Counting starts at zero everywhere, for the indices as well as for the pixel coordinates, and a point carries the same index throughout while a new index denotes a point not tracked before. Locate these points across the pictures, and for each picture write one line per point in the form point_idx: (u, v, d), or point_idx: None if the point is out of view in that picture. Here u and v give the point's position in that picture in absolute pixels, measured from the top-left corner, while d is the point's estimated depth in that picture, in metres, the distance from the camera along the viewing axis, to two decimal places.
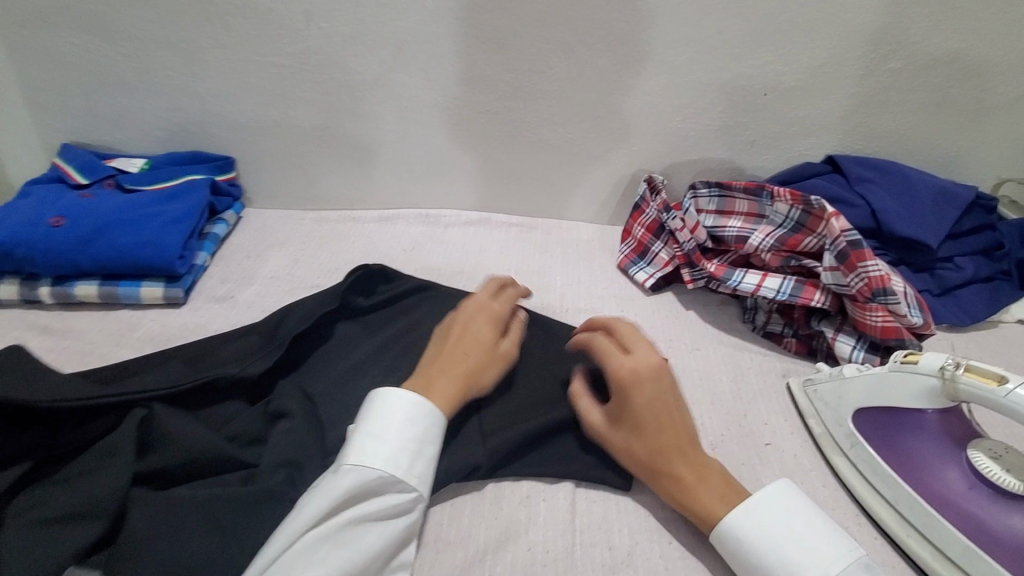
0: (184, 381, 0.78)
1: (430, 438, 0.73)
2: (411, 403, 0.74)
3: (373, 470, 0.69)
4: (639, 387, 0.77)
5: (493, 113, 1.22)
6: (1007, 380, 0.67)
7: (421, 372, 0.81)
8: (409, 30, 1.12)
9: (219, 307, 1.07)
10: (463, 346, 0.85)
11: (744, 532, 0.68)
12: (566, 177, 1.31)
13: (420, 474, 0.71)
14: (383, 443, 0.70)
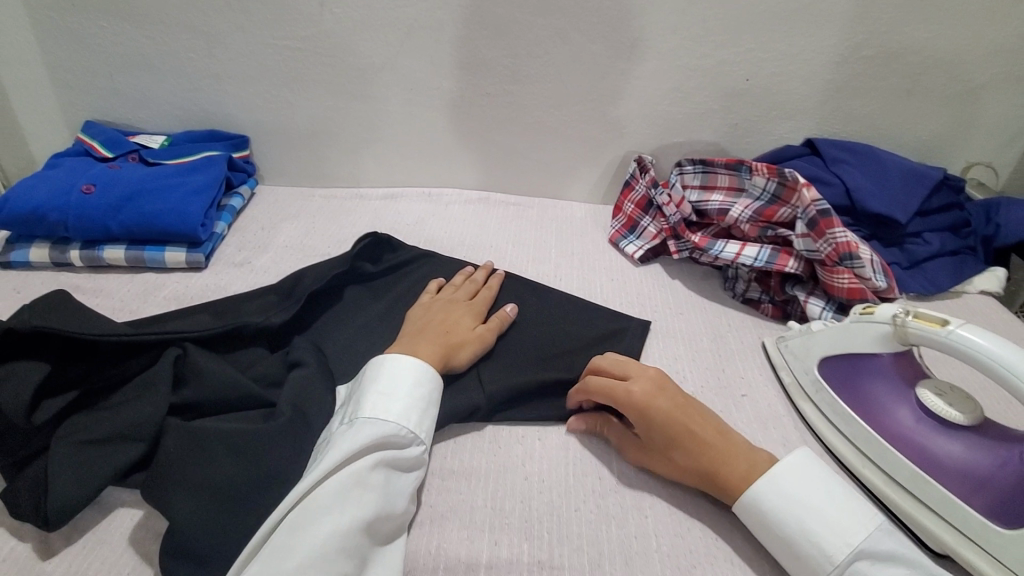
0: (212, 328, 0.86)
1: (432, 394, 0.79)
2: (414, 368, 0.80)
3: (389, 424, 0.73)
4: (656, 400, 0.79)
5: (493, 95, 1.30)
6: (950, 323, 0.76)
7: (403, 341, 0.88)
8: (417, 16, 1.20)
9: (237, 272, 1.15)
10: (443, 324, 0.92)
11: (763, 495, 0.71)
12: (562, 157, 1.39)
13: (427, 429, 0.77)
14: (393, 400, 0.75)
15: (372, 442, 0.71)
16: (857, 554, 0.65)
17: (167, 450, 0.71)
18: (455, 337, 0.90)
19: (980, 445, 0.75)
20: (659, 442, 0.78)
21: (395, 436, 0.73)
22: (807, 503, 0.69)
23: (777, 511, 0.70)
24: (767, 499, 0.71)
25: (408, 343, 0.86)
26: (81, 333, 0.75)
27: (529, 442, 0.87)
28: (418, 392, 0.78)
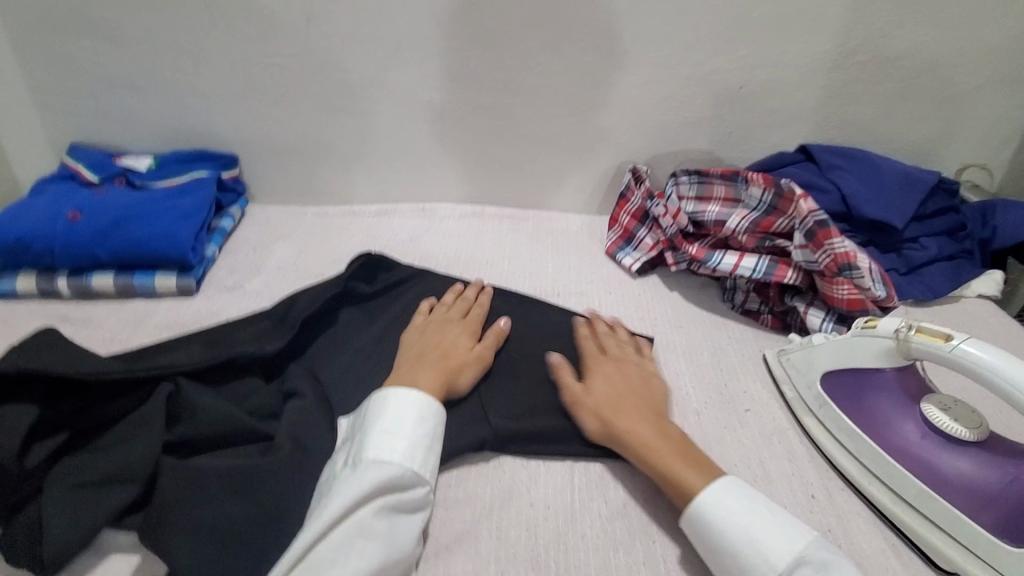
0: (207, 360, 0.84)
1: (434, 426, 0.78)
2: (415, 402, 0.78)
3: (391, 465, 0.72)
4: (635, 376, 0.90)
5: (485, 108, 1.28)
6: (953, 337, 0.75)
7: (402, 370, 0.86)
8: (407, 30, 1.19)
9: (230, 297, 1.13)
10: (441, 348, 0.91)
11: (712, 503, 0.70)
12: (555, 170, 1.38)
13: (431, 467, 0.76)
14: (394, 439, 0.74)
15: (376, 487, 0.69)
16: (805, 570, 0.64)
17: (164, 491, 0.69)
18: (455, 361, 0.89)
19: (987, 461, 0.74)
20: (611, 400, 0.85)
21: (397, 477, 0.72)
22: (755, 515, 0.69)
23: (726, 523, 0.69)
24: (717, 510, 0.70)
25: (406, 373, 0.85)
26: (72, 372, 0.73)
27: (532, 466, 0.85)
28: (420, 427, 0.77)
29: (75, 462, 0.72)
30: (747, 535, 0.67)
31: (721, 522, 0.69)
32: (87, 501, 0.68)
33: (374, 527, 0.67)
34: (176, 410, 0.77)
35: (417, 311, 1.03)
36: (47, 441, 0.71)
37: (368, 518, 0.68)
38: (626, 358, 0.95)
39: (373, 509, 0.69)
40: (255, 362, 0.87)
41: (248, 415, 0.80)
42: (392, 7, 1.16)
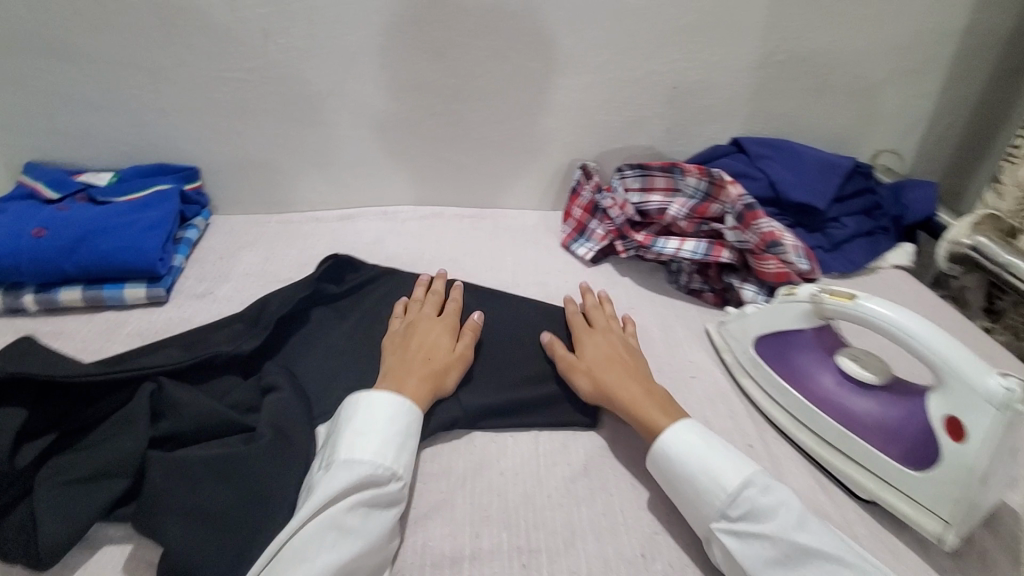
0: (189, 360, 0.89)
1: (407, 426, 0.81)
2: (386, 402, 0.82)
3: (360, 461, 0.76)
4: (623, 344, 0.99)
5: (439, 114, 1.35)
6: (856, 296, 0.86)
7: (387, 377, 0.88)
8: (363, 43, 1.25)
9: (199, 305, 1.16)
10: (422, 351, 0.93)
11: (676, 439, 0.80)
12: (510, 170, 1.46)
13: (404, 463, 0.78)
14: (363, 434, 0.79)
15: (343, 480, 0.73)
16: (751, 490, 0.73)
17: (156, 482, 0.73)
18: (436, 364, 0.91)
19: (889, 400, 0.86)
20: (600, 363, 0.94)
21: (365, 471, 0.75)
22: (711, 445, 0.79)
23: (686, 452, 0.78)
24: (680, 447, 0.79)
25: (392, 380, 0.87)
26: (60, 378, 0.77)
27: (501, 439, 0.92)
28: (390, 425, 0.80)
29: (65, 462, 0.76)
30: (704, 460, 0.77)
31: (685, 453, 0.78)
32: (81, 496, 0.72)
33: (339, 516, 0.70)
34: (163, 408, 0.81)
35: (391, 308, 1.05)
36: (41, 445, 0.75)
37: (337, 508, 0.71)
38: (613, 329, 1.03)
39: (342, 500, 0.72)
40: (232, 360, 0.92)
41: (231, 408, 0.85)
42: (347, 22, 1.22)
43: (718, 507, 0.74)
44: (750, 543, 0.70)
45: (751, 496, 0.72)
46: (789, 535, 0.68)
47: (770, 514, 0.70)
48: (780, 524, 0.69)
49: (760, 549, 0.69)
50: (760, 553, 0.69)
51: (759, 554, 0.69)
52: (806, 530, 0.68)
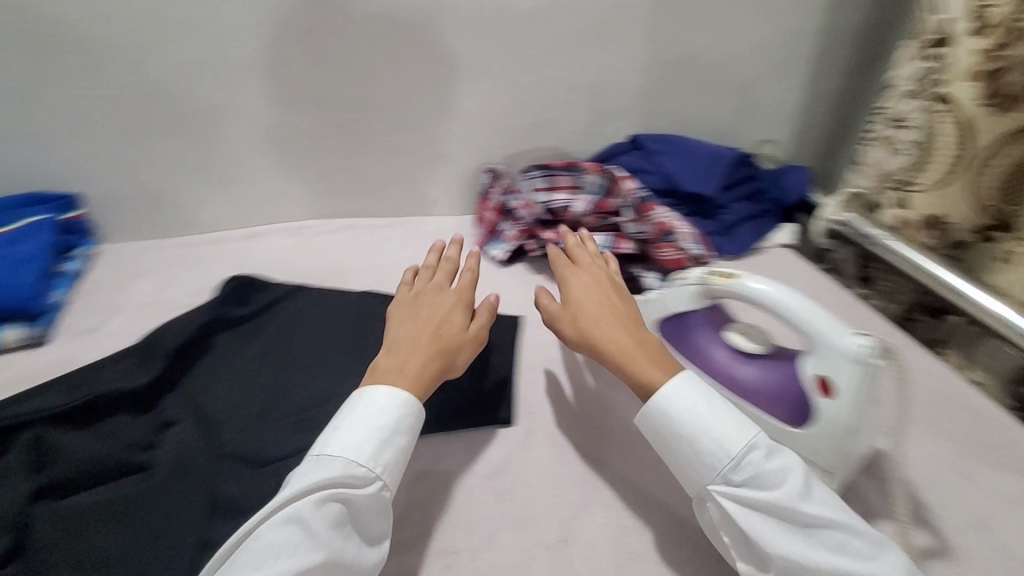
0: (69, 399, 0.85)
1: (408, 415, 0.74)
2: (385, 393, 0.74)
3: (338, 460, 0.68)
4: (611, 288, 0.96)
5: (336, 119, 1.32)
6: (735, 274, 0.94)
7: (387, 363, 0.80)
8: (253, 54, 1.21)
9: (91, 340, 1.09)
10: (428, 330, 0.85)
11: (674, 398, 0.78)
12: (417, 177, 1.46)
13: (386, 461, 0.71)
14: (347, 430, 0.71)
15: (329, 493, 0.66)
16: (756, 456, 0.73)
17: (56, 542, 0.71)
18: (449, 341, 0.85)
19: (771, 366, 0.94)
20: (592, 312, 0.91)
21: (347, 474, 0.68)
22: (717, 408, 0.76)
23: (687, 416, 0.76)
24: (682, 402, 0.77)
25: (391, 368, 0.79)
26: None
27: (423, 445, 0.92)
28: (385, 418, 0.72)
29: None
30: (710, 428, 0.75)
31: (682, 416, 0.77)
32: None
33: (328, 534, 0.64)
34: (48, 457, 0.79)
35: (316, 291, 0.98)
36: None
37: (320, 523, 0.64)
38: (598, 266, 1.01)
39: (326, 513, 0.65)
40: (120, 395, 0.87)
41: (123, 444, 0.82)
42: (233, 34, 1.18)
43: (720, 472, 0.73)
44: (756, 513, 0.71)
45: (756, 464, 0.72)
46: (795, 506, 0.69)
47: (780, 485, 0.71)
48: (790, 495, 0.70)
49: (765, 520, 0.71)
50: (766, 523, 0.70)
51: (764, 521, 0.71)
52: (811, 501, 0.70)
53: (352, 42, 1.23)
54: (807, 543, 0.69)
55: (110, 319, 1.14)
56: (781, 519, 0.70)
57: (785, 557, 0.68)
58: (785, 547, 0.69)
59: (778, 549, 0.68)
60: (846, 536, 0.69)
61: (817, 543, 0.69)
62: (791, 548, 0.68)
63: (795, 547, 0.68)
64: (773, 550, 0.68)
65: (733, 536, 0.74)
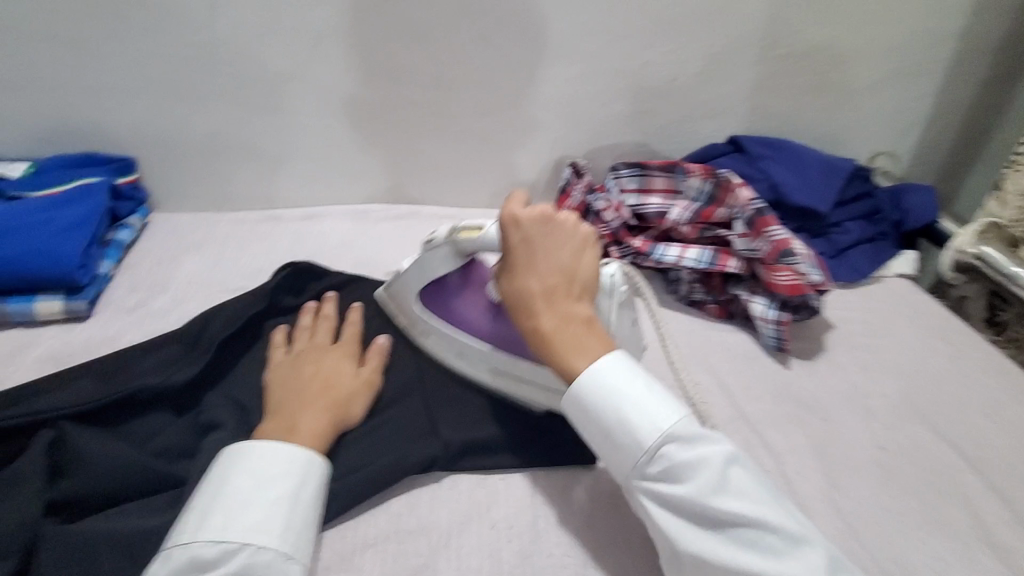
0: (321, 288, 0.54)
1: (319, 464, 0.34)
2: (232, 463, 0.32)
3: (177, 554, 0.29)
4: (559, 297, 0.39)
5: (739, 121, 0.74)
6: None
7: (534, 333, 0.39)
8: (633, 89, 0.69)
9: (291, 229, 0.69)
10: (569, 269, 0.40)
11: (583, 402, 0.36)
12: (822, 143, 0.78)
13: (267, 525, 0.30)
14: (192, 510, 0.30)
15: (214, 574, 0.28)
16: (673, 446, 0.33)
17: (199, 460, 0.37)
18: (581, 274, 0.40)
19: None
20: (547, 303, 0.39)
21: (201, 566, 0.28)
22: (635, 382, 0.35)
23: (605, 405, 0.35)
24: (585, 404, 0.36)
25: (562, 343, 0.38)
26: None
27: None
28: (261, 464, 0.32)
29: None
30: (617, 407, 0.35)
31: (620, 404, 0.35)
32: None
33: None
34: (260, 344, 0.47)
35: (310, 311, 0.50)
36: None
37: None
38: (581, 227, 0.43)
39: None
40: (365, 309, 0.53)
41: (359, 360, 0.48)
42: (614, 86, 0.68)
43: (632, 466, 0.34)
44: (675, 513, 0.33)
45: (672, 457, 0.33)
46: (704, 504, 0.31)
47: (688, 473, 0.32)
48: (700, 491, 0.31)
49: (691, 521, 0.32)
50: (691, 527, 0.32)
51: (685, 526, 0.32)
52: (727, 491, 0.32)
53: (809, 71, 0.71)
54: (727, 550, 0.31)
55: (307, 186, 0.71)
56: (702, 519, 0.32)
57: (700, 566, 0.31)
58: (700, 544, 0.31)
59: (687, 546, 0.32)
60: (772, 534, 0.30)
61: (735, 551, 0.31)
62: (717, 553, 0.31)
63: (716, 543, 0.31)
64: (683, 549, 0.32)
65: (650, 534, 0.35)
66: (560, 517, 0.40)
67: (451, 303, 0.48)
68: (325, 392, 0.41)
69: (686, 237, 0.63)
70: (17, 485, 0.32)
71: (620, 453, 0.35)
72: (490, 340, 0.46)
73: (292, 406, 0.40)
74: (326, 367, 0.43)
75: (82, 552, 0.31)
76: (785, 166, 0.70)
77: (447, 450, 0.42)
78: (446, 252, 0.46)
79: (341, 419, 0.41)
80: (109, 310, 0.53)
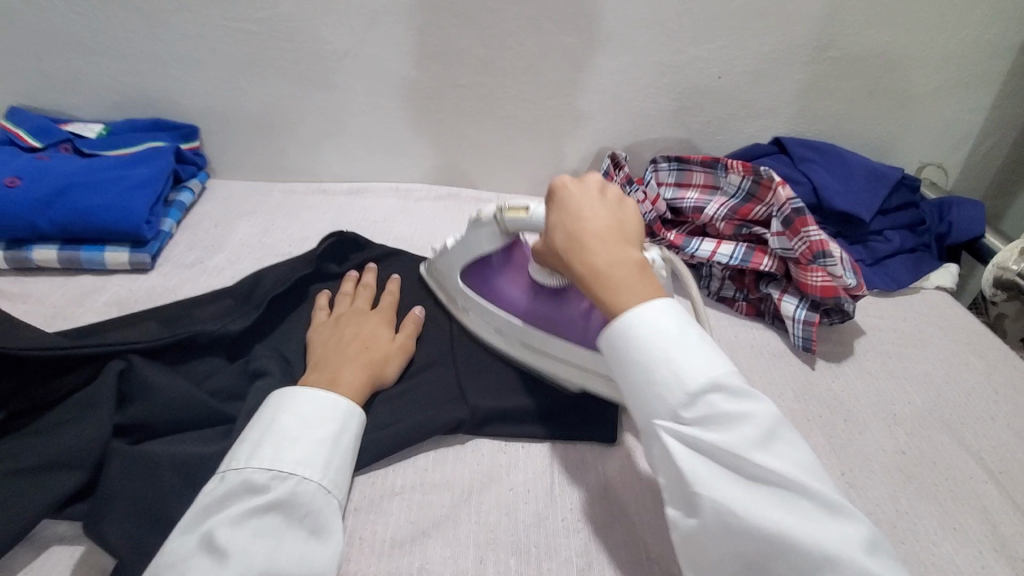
0: (364, 257, 0.57)
1: (357, 412, 0.37)
2: (280, 406, 0.35)
3: (230, 483, 0.31)
4: (613, 237, 0.39)
5: (783, 123, 0.74)
6: None
7: (589, 268, 0.38)
8: (677, 85, 0.69)
9: (338, 203, 0.72)
10: (620, 216, 0.41)
11: (631, 338, 0.35)
12: (868, 150, 0.77)
13: (313, 459, 0.33)
14: (243, 445, 0.33)
15: (268, 499, 0.31)
16: (718, 396, 0.33)
17: (247, 402, 0.40)
18: (631, 224, 0.41)
19: None
20: (602, 241, 0.39)
21: (254, 492, 0.31)
22: (688, 334, 0.35)
23: (656, 344, 0.35)
24: (631, 341, 0.35)
25: (613, 276, 0.37)
26: (17, 346, 0.36)
27: None
28: (305, 407, 0.35)
29: (15, 432, 0.36)
30: (669, 350, 0.34)
31: (668, 349, 0.34)
32: (23, 481, 0.33)
33: (259, 561, 0.29)
34: (306, 304, 0.51)
35: (351, 280, 0.53)
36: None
37: (242, 547, 0.29)
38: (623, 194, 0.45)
39: (270, 525, 0.30)
40: (404, 281, 0.56)
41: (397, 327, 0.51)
42: (658, 82, 0.69)
43: (669, 407, 0.33)
44: (708, 461, 0.32)
45: (715, 406, 0.33)
46: (743, 455, 0.31)
47: (731, 424, 0.32)
48: (740, 442, 0.31)
49: (724, 471, 0.32)
50: (723, 477, 0.32)
51: (716, 474, 0.32)
52: (766, 449, 0.32)
53: (860, 76, 0.71)
54: (755, 502, 0.31)
55: (355, 162, 0.74)
56: (736, 473, 0.32)
57: (722, 520, 0.31)
58: (730, 495, 0.31)
59: (716, 496, 0.31)
60: (799, 495, 0.31)
61: (763, 502, 0.31)
62: (745, 504, 0.31)
63: (745, 497, 0.31)
64: (711, 499, 0.31)
65: (664, 479, 0.34)
66: (575, 487, 0.42)
67: (489, 280, 0.49)
68: (364, 351, 0.44)
69: (721, 233, 0.64)
70: (93, 404, 0.36)
71: (661, 392, 0.34)
72: (526, 320, 0.47)
73: (333, 361, 0.42)
74: (364, 330, 0.46)
75: (143, 469, 0.34)
76: (828, 168, 0.70)
77: (473, 415, 0.44)
78: (493, 231, 0.47)
79: (377, 377, 0.44)
80: (170, 264, 0.57)
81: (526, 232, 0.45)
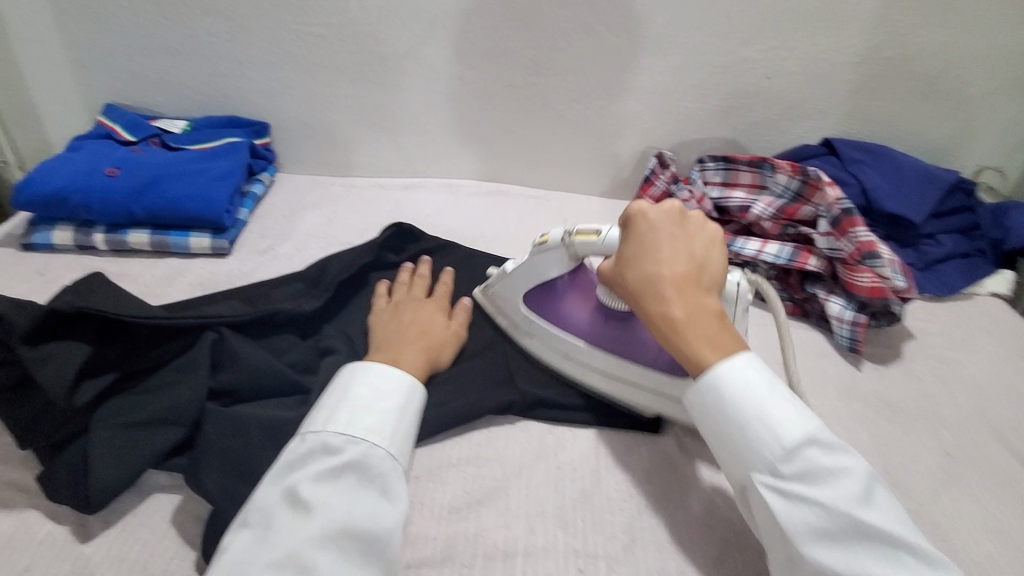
0: (420, 249, 0.60)
1: (419, 387, 0.40)
2: (351, 381, 0.39)
3: (309, 446, 0.35)
4: (692, 284, 0.39)
5: (833, 125, 0.73)
6: None
7: (665, 315, 0.38)
8: (726, 86, 0.70)
9: (395, 196, 0.76)
10: (700, 259, 0.40)
11: (719, 392, 0.36)
12: (923, 153, 0.76)
13: (383, 429, 0.36)
14: (320, 413, 0.37)
15: (344, 460, 0.34)
16: (816, 451, 0.33)
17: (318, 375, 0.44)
18: (713, 267, 0.40)
19: None
20: (678, 288, 0.39)
21: (331, 455, 0.34)
22: (778, 385, 0.36)
23: (750, 401, 0.35)
24: (724, 393, 0.36)
25: (691, 327, 0.37)
26: (131, 317, 0.41)
27: None
28: (372, 381, 0.39)
29: (126, 391, 0.42)
30: (763, 401, 0.35)
31: (760, 401, 0.35)
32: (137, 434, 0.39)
33: (338, 513, 0.32)
34: (368, 290, 0.55)
35: (406, 270, 0.56)
36: (110, 369, 0.41)
37: (321, 502, 0.32)
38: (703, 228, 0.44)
39: (347, 484, 0.34)
40: (458, 272, 0.59)
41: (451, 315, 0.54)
42: (707, 83, 0.70)
43: (767, 461, 0.34)
44: (809, 520, 0.32)
45: (813, 460, 0.33)
46: (850, 513, 0.31)
47: (831, 479, 0.32)
48: (840, 496, 0.31)
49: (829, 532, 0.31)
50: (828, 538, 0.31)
51: (816, 529, 0.31)
52: (871, 507, 0.32)
53: (915, 79, 0.70)
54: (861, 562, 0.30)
55: (411, 159, 0.77)
56: (844, 535, 0.31)
57: None
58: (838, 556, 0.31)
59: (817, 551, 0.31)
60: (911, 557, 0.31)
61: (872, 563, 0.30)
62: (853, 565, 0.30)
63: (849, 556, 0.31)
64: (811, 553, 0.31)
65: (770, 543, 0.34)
66: (620, 470, 0.44)
67: (555, 305, 0.50)
68: (420, 337, 0.47)
69: (768, 232, 0.65)
70: (190, 370, 0.41)
71: (756, 448, 0.34)
72: (598, 343, 0.48)
73: (393, 346, 0.45)
74: (420, 318, 0.49)
75: (235, 429, 0.39)
76: (880, 172, 0.69)
77: (523, 397, 0.47)
78: (560, 254, 0.47)
79: (432, 361, 0.47)
80: (244, 250, 0.62)
81: (595, 254, 0.45)
